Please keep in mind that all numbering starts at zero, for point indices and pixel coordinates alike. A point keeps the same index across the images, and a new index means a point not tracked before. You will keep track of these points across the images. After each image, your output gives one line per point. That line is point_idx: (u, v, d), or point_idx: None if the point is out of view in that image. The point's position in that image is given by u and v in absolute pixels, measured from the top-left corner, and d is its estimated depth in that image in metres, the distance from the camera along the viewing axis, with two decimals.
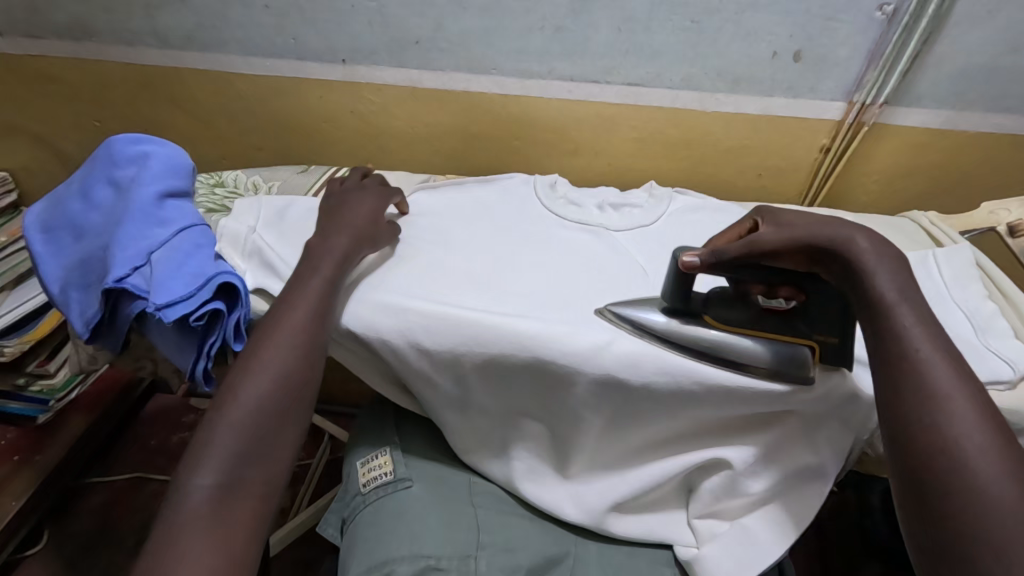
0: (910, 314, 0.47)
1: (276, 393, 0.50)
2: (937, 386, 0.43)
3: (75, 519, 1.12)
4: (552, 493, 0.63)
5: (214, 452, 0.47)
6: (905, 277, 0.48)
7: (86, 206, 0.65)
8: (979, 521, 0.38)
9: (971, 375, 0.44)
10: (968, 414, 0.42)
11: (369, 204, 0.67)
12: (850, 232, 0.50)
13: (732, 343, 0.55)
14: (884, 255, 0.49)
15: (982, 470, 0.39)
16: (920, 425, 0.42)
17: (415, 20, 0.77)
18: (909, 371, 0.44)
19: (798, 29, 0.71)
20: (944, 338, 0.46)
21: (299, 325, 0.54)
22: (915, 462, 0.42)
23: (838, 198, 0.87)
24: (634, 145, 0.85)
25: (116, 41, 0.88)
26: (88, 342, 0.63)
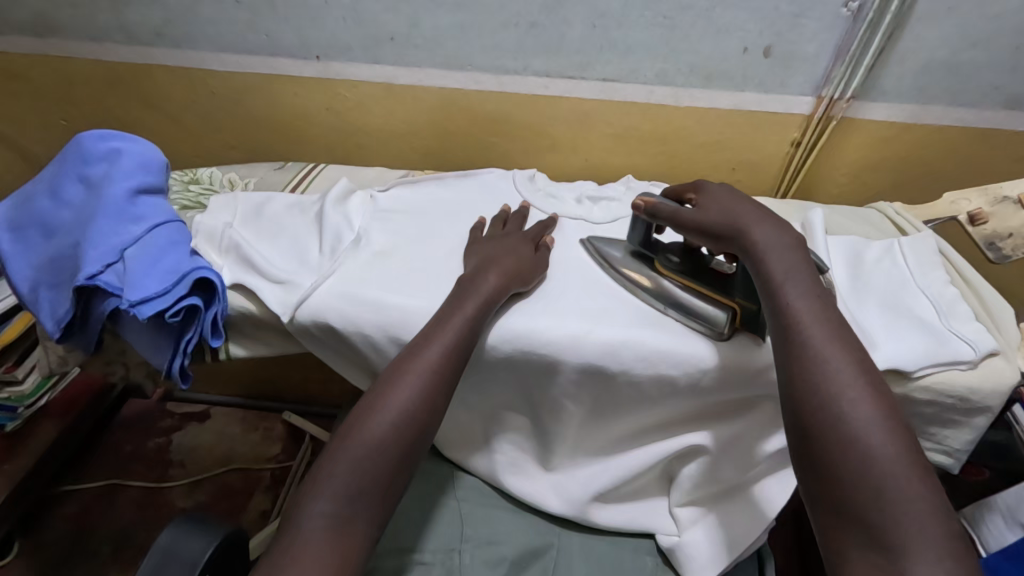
0: (799, 291, 0.49)
1: (400, 434, 0.49)
2: (818, 352, 0.46)
3: (49, 528, 1.10)
4: (534, 485, 0.63)
5: (332, 480, 0.46)
6: (799, 256, 0.51)
7: (56, 204, 0.64)
8: (857, 464, 0.41)
9: (848, 335, 0.47)
10: (848, 371, 0.45)
11: (517, 242, 0.63)
12: (748, 223, 0.53)
13: (670, 290, 0.59)
14: (780, 240, 0.52)
15: (857, 418, 0.43)
16: (807, 387, 0.45)
17: (390, 16, 0.77)
18: (796, 346, 0.47)
19: (767, 26, 0.72)
20: (828, 306, 0.49)
21: (436, 364, 0.51)
22: (805, 422, 0.44)
23: (810, 188, 0.90)
24: (610, 141, 0.87)
25: (82, 38, 0.86)
26: (60, 342, 0.61)
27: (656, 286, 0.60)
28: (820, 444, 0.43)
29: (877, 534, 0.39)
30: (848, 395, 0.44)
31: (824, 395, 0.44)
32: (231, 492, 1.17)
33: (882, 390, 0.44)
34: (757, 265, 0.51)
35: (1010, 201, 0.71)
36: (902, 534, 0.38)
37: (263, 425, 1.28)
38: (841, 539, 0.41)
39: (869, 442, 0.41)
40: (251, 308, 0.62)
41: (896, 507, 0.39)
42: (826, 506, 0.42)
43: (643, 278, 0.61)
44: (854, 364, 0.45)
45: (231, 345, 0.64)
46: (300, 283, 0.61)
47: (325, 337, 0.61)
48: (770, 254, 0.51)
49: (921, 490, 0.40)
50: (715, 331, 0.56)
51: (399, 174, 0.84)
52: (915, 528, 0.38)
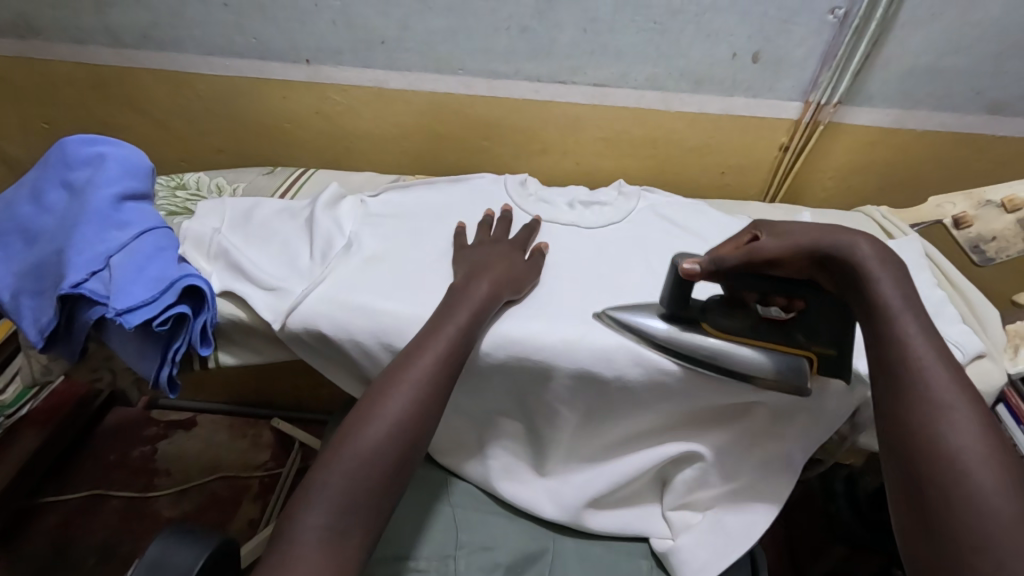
0: (914, 325, 0.46)
1: (395, 442, 0.48)
2: (930, 390, 0.42)
3: (28, 540, 1.07)
4: (530, 491, 0.63)
5: (325, 490, 0.45)
6: (911, 288, 0.48)
7: (38, 210, 0.62)
8: (970, 515, 0.37)
9: (963, 378, 0.43)
10: (960, 413, 0.41)
11: (507, 250, 0.63)
12: (850, 238, 0.50)
13: (733, 355, 0.54)
14: (887, 261, 0.48)
15: (974, 466, 0.38)
16: (915, 425, 0.41)
17: (380, 20, 0.76)
18: (908, 386, 0.43)
19: (756, 31, 0.73)
20: (938, 342, 0.45)
21: (429, 373, 0.51)
22: (912, 463, 0.40)
23: (798, 192, 0.91)
24: (601, 145, 0.87)
25: (65, 39, 0.84)
26: (43, 351, 0.60)
27: (714, 351, 0.54)
28: (932, 489, 0.39)
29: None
30: (965, 441, 0.40)
31: (935, 436, 0.40)
32: (218, 501, 1.16)
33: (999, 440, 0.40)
34: (865, 290, 0.48)
35: (993, 204, 0.72)
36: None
37: (252, 432, 1.26)
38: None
39: (984, 491, 0.37)
40: (241, 315, 0.61)
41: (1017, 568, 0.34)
42: (924, 553, 0.38)
43: (695, 346, 0.54)
44: (970, 409, 0.41)
45: (220, 353, 0.63)
46: (291, 288, 0.61)
47: (317, 345, 0.60)
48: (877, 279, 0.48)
49: None
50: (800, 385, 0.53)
51: (390, 179, 0.84)
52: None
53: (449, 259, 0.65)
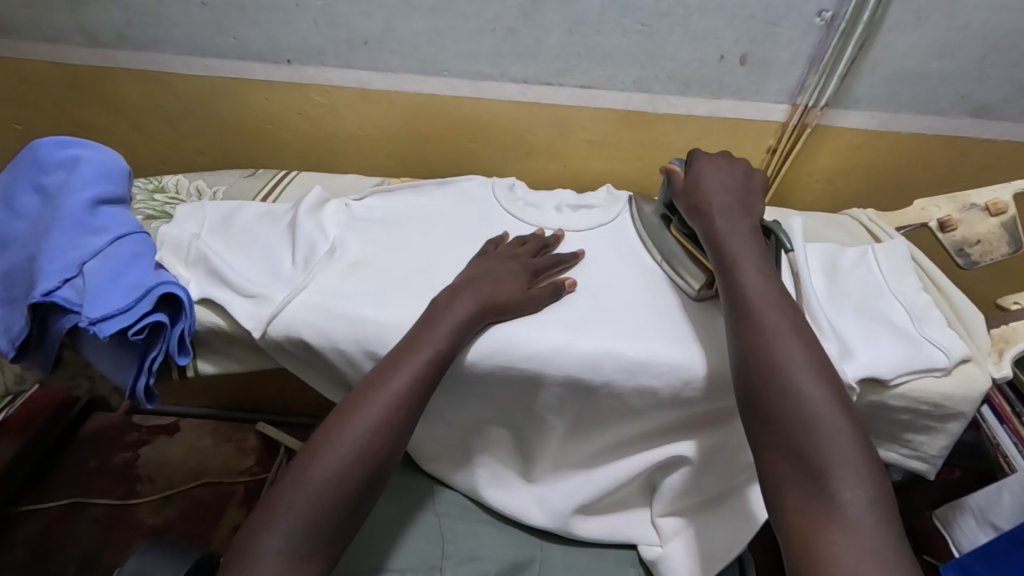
0: (752, 266, 0.54)
1: (360, 463, 0.48)
2: (765, 320, 0.50)
3: (6, 551, 1.05)
4: (516, 497, 0.62)
5: (284, 515, 0.45)
6: (752, 241, 0.57)
7: (11, 215, 0.61)
8: (797, 413, 0.45)
9: (791, 307, 0.52)
10: (788, 337, 0.49)
11: (518, 267, 0.61)
12: (709, 200, 0.60)
13: (674, 249, 0.65)
14: (738, 225, 0.58)
15: (800, 378, 0.47)
16: (751, 347, 0.49)
17: (363, 20, 0.75)
18: (749, 316, 0.51)
19: (743, 33, 0.72)
20: (772, 281, 0.53)
21: (401, 394, 0.50)
22: (751, 377, 0.48)
23: (786, 195, 0.91)
24: (589, 147, 0.86)
25: (37, 38, 0.82)
26: (15, 361, 0.58)
27: (663, 242, 0.66)
28: (767, 396, 0.47)
29: (814, 471, 0.43)
30: (794, 360, 0.48)
31: (767, 352, 0.48)
32: (202, 507, 1.14)
33: (818, 352, 0.49)
34: (716, 246, 0.57)
35: (978, 207, 0.73)
36: (829, 467, 0.43)
37: (236, 437, 1.24)
38: (782, 479, 0.45)
39: (805, 392, 0.46)
40: (221, 323, 0.59)
41: (833, 449, 0.43)
42: (766, 451, 0.46)
43: (657, 235, 0.67)
44: (792, 333, 0.50)
45: (200, 362, 0.61)
46: (272, 295, 0.59)
47: (299, 352, 0.59)
48: (726, 239, 0.57)
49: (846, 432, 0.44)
50: (689, 290, 0.61)
51: (375, 181, 0.82)
52: (844, 465, 0.43)
53: (446, 270, 0.64)
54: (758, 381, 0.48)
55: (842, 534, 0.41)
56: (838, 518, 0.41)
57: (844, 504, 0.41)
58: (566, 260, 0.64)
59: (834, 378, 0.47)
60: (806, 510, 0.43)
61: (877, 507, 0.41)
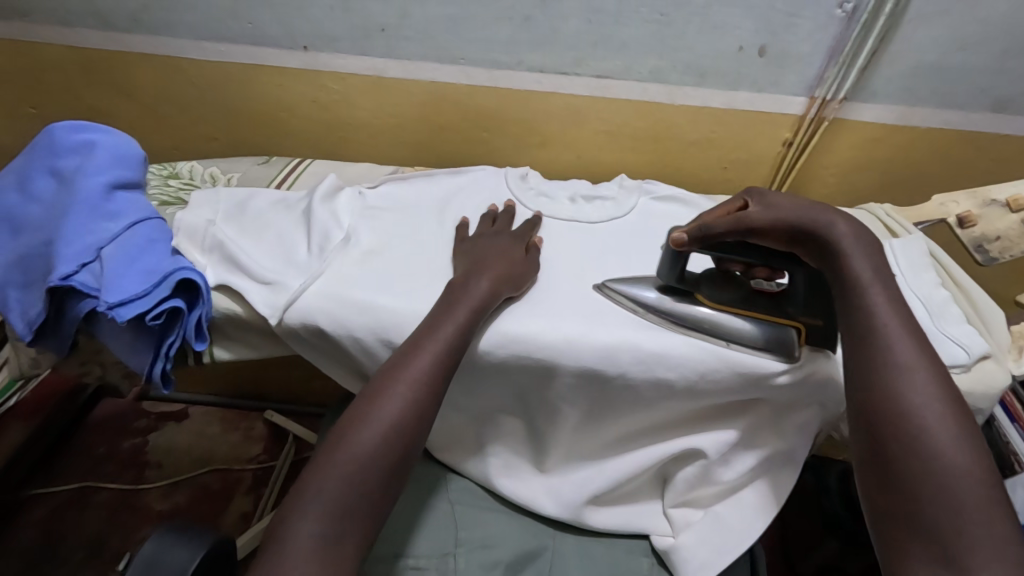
0: (883, 294, 0.48)
1: (392, 445, 0.47)
2: (902, 362, 0.45)
3: (17, 534, 1.06)
4: (528, 487, 0.62)
5: (320, 494, 0.44)
6: (881, 261, 0.50)
7: (25, 198, 0.61)
8: (934, 476, 0.41)
9: (935, 357, 0.46)
10: (927, 388, 0.44)
11: (510, 244, 0.63)
12: (830, 217, 0.51)
13: (726, 323, 0.56)
14: (863, 238, 0.51)
15: (937, 435, 0.42)
16: (885, 394, 0.44)
17: (378, 7, 0.74)
18: (883, 355, 0.46)
19: (762, 24, 0.72)
20: (911, 319, 0.48)
21: (424, 373, 0.50)
22: (881, 426, 0.44)
23: (799, 189, 0.91)
24: (604, 138, 0.86)
25: (52, 22, 0.82)
26: (31, 344, 0.58)
27: (714, 319, 0.57)
28: (897, 446, 0.43)
29: (946, 547, 0.38)
30: (932, 414, 0.43)
31: (904, 403, 0.44)
32: (210, 494, 1.14)
33: (960, 406, 0.44)
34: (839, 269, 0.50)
35: (997, 203, 0.72)
36: (965, 539, 0.38)
37: (244, 424, 1.25)
38: (905, 545, 0.40)
39: (942, 452, 0.41)
40: (237, 309, 0.59)
41: (970, 519, 0.39)
42: (893, 516, 0.42)
43: (689, 316, 0.57)
44: (935, 383, 0.44)
45: (216, 349, 0.61)
46: (287, 282, 0.59)
47: (315, 340, 0.59)
48: (852, 260, 0.50)
49: (992, 508, 0.39)
50: (789, 356, 0.54)
51: (389, 170, 0.82)
52: (978, 540, 0.38)
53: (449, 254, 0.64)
54: (888, 432, 0.43)
55: None
56: None
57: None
58: (533, 225, 0.67)
59: (979, 444, 0.42)
60: None
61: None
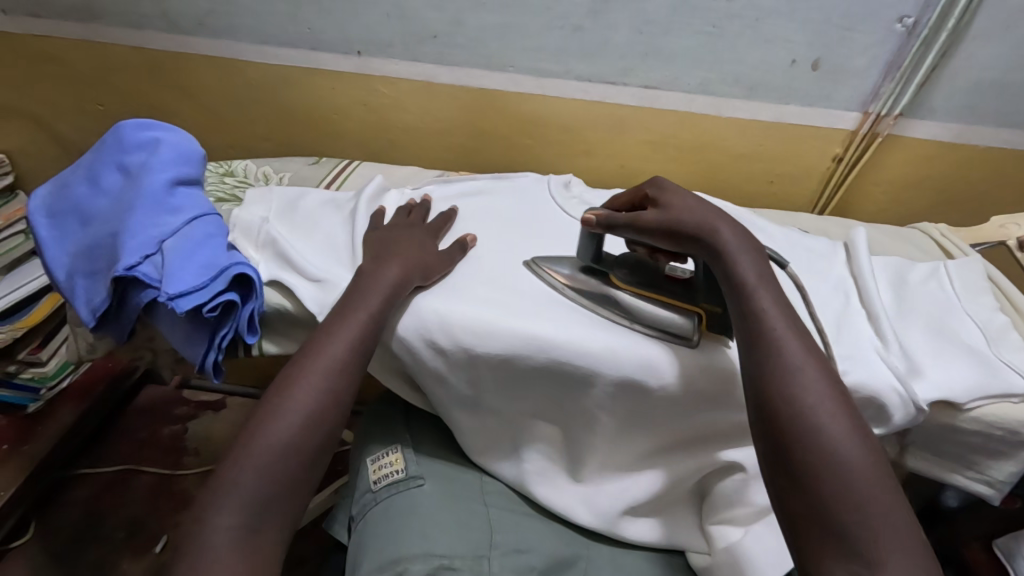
0: (768, 296, 0.50)
1: (307, 434, 0.49)
2: (792, 365, 0.46)
3: (63, 511, 1.10)
4: (563, 496, 0.62)
5: (237, 490, 0.45)
6: (765, 265, 0.52)
7: (94, 191, 0.64)
8: (837, 479, 0.41)
9: (817, 352, 0.48)
10: (817, 386, 0.45)
11: (425, 237, 0.64)
12: (711, 221, 0.53)
13: (634, 303, 0.59)
14: (745, 244, 0.52)
15: (832, 431, 0.43)
16: (782, 397, 0.45)
17: (432, 14, 0.76)
18: (774, 358, 0.47)
19: (817, 38, 0.71)
20: (795, 321, 0.49)
21: (340, 361, 0.52)
22: (778, 432, 0.45)
23: (847, 206, 0.88)
24: (646, 147, 0.85)
25: (125, 24, 0.86)
26: (93, 330, 0.61)
27: (622, 301, 0.59)
28: (798, 448, 0.43)
29: (855, 543, 0.40)
30: (825, 415, 0.44)
31: (797, 411, 0.44)
32: None
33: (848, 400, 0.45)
34: (728, 273, 0.51)
35: None
36: (870, 535, 0.39)
37: None
38: (818, 548, 0.41)
39: (841, 454, 0.42)
40: (288, 305, 0.61)
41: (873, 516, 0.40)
42: (804, 520, 0.42)
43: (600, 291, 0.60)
44: (823, 381, 0.46)
45: (265, 342, 0.63)
46: (334, 281, 0.60)
47: None
48: (737, 264, 0.51)
49: (888, 501, 0.41)
50: (686, 339, 0.57)
51: (435, 174, 0.84)
52: (884, 535, 0.39)
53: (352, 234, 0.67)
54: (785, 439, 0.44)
55: None
56: None
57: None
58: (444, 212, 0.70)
59: (867, 436, 0.44)
60: None
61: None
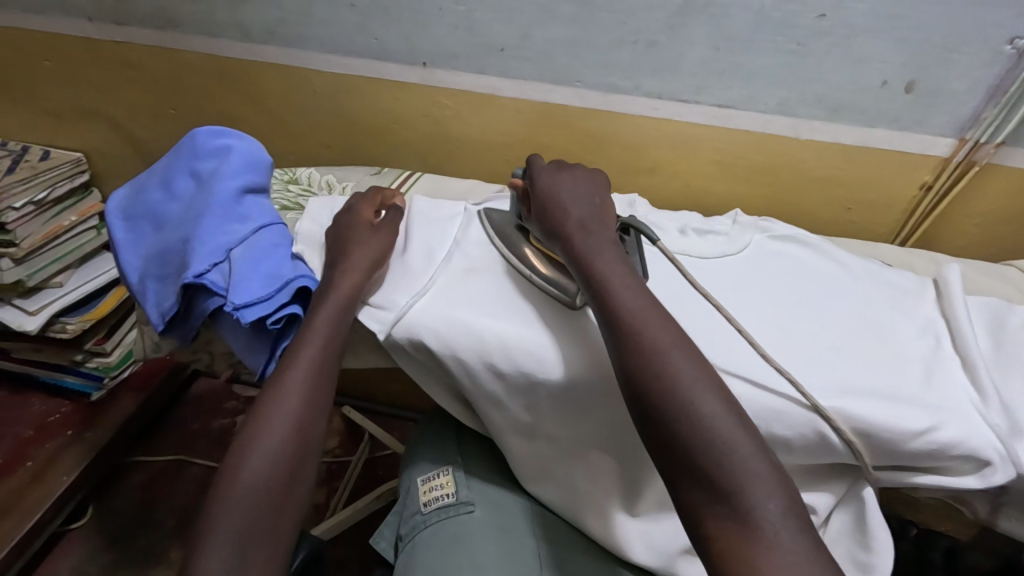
0: (611, 260, 0.53)
1: (280, 466, 0.48)
2: (649, 338, 0.46)
3: (118, 497, 1.14)
4: (616, 530, 0.59)
5: (217, 534, 0.45)
6: (609, 241, 0.56)
7: (167, 197, 0.65)
8: (696, 428, 0.42)
9: (660, 308, 0.49)
10: (665, 341, 0.46)
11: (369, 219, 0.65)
12: (573, 212, 0.58)
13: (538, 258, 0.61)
14: (595, 226, 0.57)
15: (686, 381, 0.44)
16: (650, 376, 0.44)
17: (501, 26, 0.76)
18: (622, 322, 0.48)
19: (913, 58, 0.67)
20: (638, 284, 0.51)
21: (299, 386, 0.51)
22: (647, 410, 0.44)
23: (933, 237, 0.82)
24: (717, 168, 0.81)
25: (200, 32, 0.88)
26: (160, 334, 0.62)
27: (524, 254, 0.62)
28: (657, 405, 0.44)
29: (720, 490, 0.40)
30: (688, 378, 0.44)
31: (653, 367, 0.45)
32: None
33: (697, 357, 0.46)
34: (583, 266, 0.53)
35: None
36: (735, 477, 0.40)
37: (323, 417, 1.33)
38: (693, 499, 0.41)
39: (703, 413, 0.42)
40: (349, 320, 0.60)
41: (741, 465, 0.40)
42: (677, 474, 0.42)
43: (515, 245, 0.63)
44: (668, 336, 0.47)
45: None
46: (394, 298, 0.58)
47: (417, 355, 0.57)
48: (593, 258, 0.53)
49: (744, 437, 0.42)
50: (567, 297, 0.57)
51: (495, 189, 0.83)
52: (747, 474, 0.40)
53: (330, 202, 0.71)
54: (656, 415, 0.44)
55: (765, 553, 0.37)
56: (755, 532, 0.38)
57: (766, 524, 0.38)
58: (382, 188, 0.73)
59: (718, 381, 0.45)
60: (726, 529, 0.39)
61: (792, 516, 0.39)
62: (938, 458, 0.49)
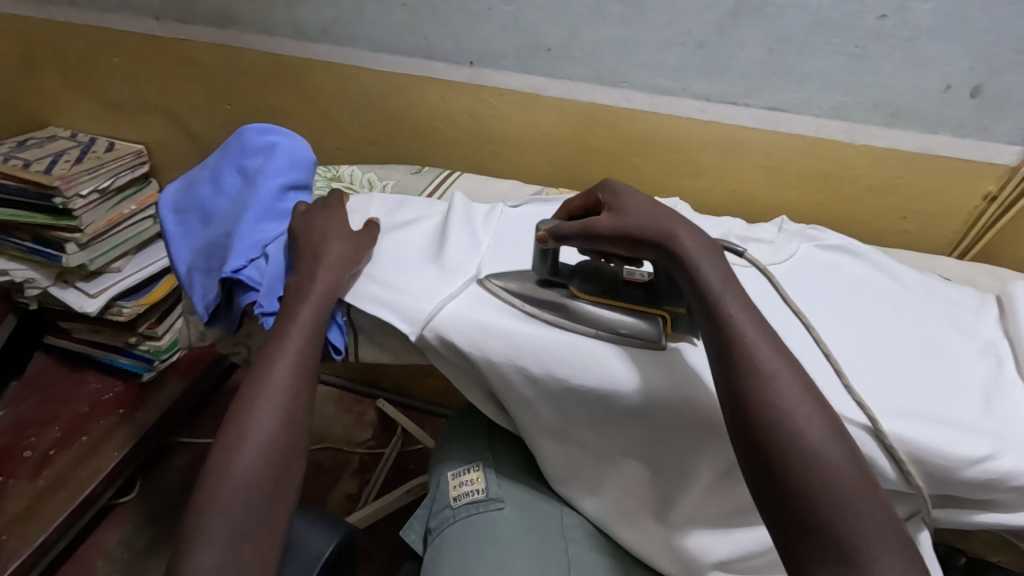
0: (713, 271, 0.48)
1: (272, 458, 0.48)
2: (770, 375, 0.43)
3: (163, 476, 1.19)
4: (649, 540, 0.59)
5: (212, 526, 0.45)
6: (725, 266, 0.49)
7: (215, 192, 0.68)
8: (819, 482, 0.39)
9: (780, 340, 0.45)
10: (791, 386, 0.43)
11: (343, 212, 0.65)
12: (671, 226, 0.50)
13: (599, 313, 0.58)
14: (703, 246, 0.49)
15: (814, 432, 0.41)
16: (770, 420, 0.41)
17: (549, 26, 0.76)
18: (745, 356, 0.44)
19: (980, 62, 0.64)
20: (761, 315, 0.47)
21: (285, 378, 0.52)
22: (761, 454, 0.41)
23: (996, 250, 0.78)
24: (764, 173, 0.79)
25: (257, 31, 0.92)
26: (207, 324, 0.65)
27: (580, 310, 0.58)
28: (780, 454, 0.40)
29: (845, 552, 0.37)
30: (813, 427, 0.41)
31: (778, 415, 0.41)
32: (321, 469, 1.24)
33: (822, 405, 0.42)
34: (689, 277, 0.48)
35: None
36: (861, 544, 0.37)
37: (357, 409, 1.36)
38: (809, 559, 0.38)
39: (831, 466, 0.40)
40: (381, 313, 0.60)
41: (860, 527, 0.38)
42: (794, 531, 0.39)
43: (562, 304, 0.58)
44: (794, 377, 0.43)
45: (361, 348, 0.64)
46: (427, 298, 0.59)
47: (446, 354, 0.58)
48: (701, 271, 0.48)
49: (868, 499, 0.39)
50: (653, 341, 0.56)
51: (534, 189, 0.83)
52: (875, 541, 0.38)
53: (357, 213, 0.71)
54: (775, 463, 0.41)
55: None
56: None
57: None
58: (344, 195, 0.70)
59: (843, 430, 0.42)
60: None
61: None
62: (997, 491, 0.46)
